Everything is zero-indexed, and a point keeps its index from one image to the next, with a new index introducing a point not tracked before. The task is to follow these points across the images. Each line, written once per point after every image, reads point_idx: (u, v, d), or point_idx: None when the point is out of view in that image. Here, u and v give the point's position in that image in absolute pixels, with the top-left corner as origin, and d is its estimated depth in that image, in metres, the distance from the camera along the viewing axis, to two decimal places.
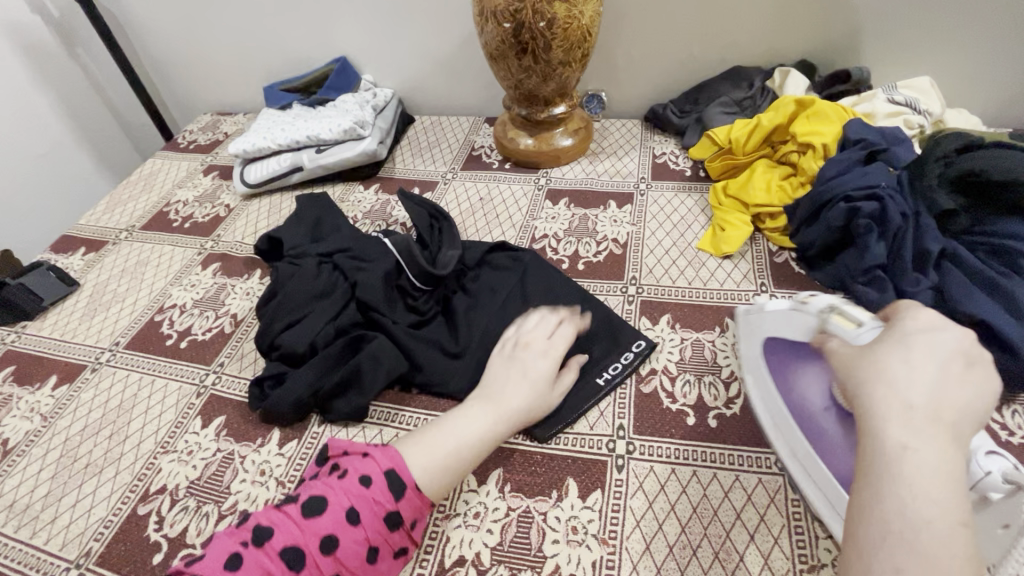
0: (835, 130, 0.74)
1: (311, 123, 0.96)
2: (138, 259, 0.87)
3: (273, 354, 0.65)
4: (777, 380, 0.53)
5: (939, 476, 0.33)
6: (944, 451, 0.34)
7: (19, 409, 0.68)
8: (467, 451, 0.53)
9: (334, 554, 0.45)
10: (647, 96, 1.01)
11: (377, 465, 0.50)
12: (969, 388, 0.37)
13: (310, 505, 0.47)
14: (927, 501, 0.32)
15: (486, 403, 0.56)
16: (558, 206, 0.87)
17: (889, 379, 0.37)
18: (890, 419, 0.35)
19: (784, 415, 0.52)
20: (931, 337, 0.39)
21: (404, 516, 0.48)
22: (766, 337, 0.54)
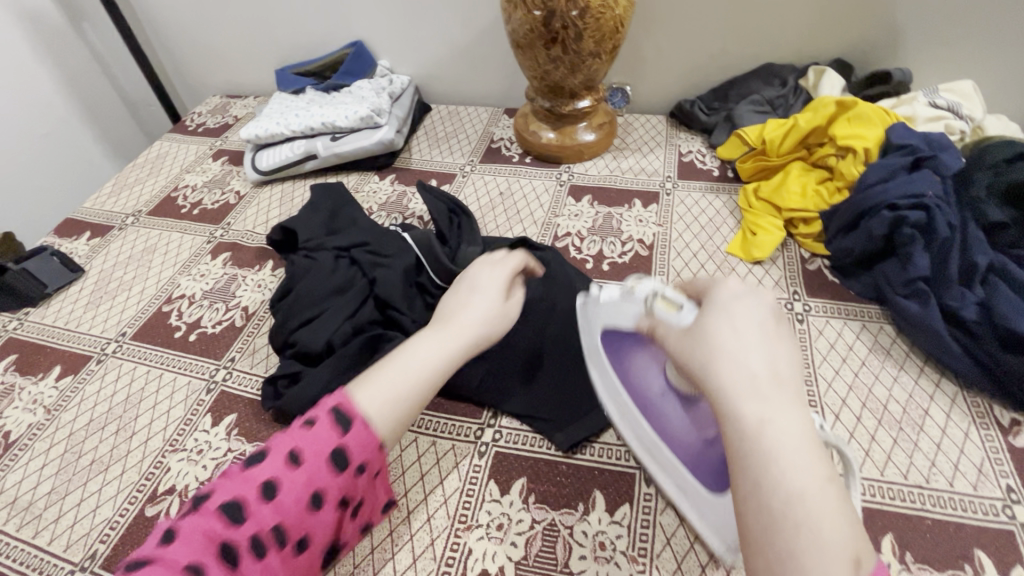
0: (877, 134, 0.71)
1: (326, 109, 0.93)
2: (146, 246, 0.84)
3: (287, 352, 0.63)
4: (618, 372, 0.52)
5: (800, 446, 0.31)
6: (796, 415, 0.32)
7: (22, 400, 0.66)
8: (423, 376, 0.47)
9: (276, 501, 0.39)
10: (674, 91, 0.98)
11: (320, 406, 0.43)
12: (790, 339, 0.36)
13: (252, 454, 0.41)
14: (798, 471, 0.30)
15: (437, 326, 0.50)
16: (581, 203, 0.84)
17: (726, 353, 0.34)
18: (740, 395, 0.33)
19: (627, 404, 0.51)
20: (744, 298, 0.37)
21: (352, 456, 0.42)
22: (601, 327, 0.52)
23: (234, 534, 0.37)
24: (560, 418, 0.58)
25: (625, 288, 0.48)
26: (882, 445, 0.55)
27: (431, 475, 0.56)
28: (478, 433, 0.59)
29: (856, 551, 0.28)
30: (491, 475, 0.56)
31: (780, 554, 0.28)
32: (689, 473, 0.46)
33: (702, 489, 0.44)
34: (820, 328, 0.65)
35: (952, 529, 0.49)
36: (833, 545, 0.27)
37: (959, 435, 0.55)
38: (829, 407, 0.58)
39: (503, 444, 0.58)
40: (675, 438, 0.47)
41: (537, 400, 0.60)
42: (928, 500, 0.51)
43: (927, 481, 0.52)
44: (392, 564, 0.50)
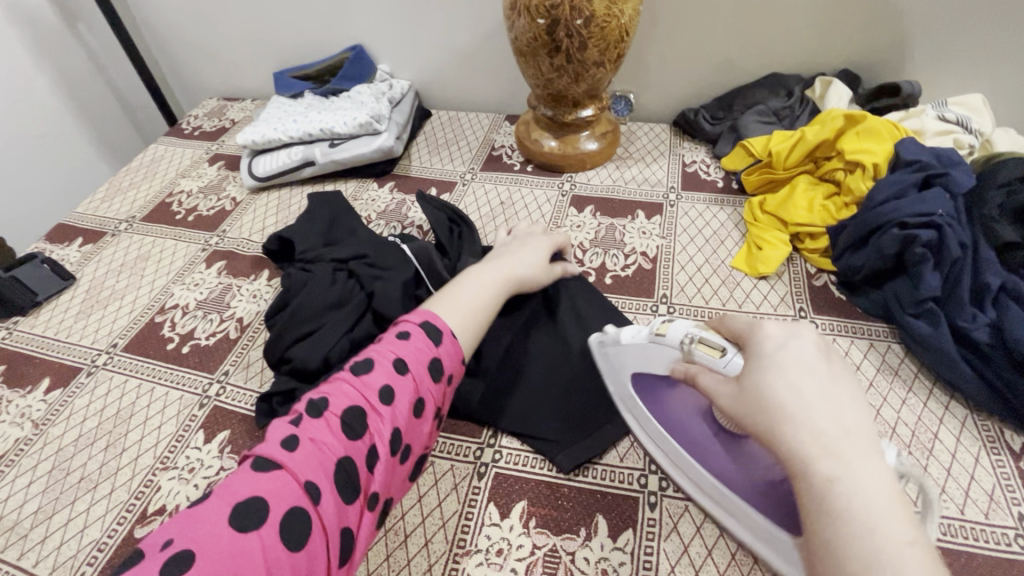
0: (886, 149, 0.70)
1: (325, 114, 0.91)
2: (139, 253, 0.83)
3: (282, 367, 0.61)
4: (658, 415, 0.51)
5: (879, 500, 0.32)
6: (870, 470, 0.33)
7: (9, 414, 0.64)
8: (488, 299, 0.58)
9: (392, 404, 0.47)
10: (679, 100, 0.97)
11: (412, 323, 0.53)
12: (846, 384, 0.37)
13: (359, 366, 0.49)
14: (884, 527, 0.31)
15: (493, 263, 0.63)
16: (584, 214, 0.83)
17: (789, 414, 0.35)
18: (810, 454, 0.34)
19: (675, 445, 0.50)
20: (795, 348, 0.38)
21: (443, 369, 0.51)
22: (631, 372, 0.52)
23: (356, 437, 0.45)
24: (562, 439, 0.56)
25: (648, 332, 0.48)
26: None
27: (429, 497, 0.55)
28: (478, 453, 0.58)
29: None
30: (490, 497, 0.54)
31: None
32: (752, 512, 0.44)
33: (776, 532, 0.42)
34: None
35: (963, 559, 0.48)
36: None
37: (970, 460, 0.53)
38: None
39: (504, 465, 0.56)
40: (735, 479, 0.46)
41: (539, 419, 0.58)
42: (939, 529, 0.49)
43: (938, 509, 0.51)
44: None
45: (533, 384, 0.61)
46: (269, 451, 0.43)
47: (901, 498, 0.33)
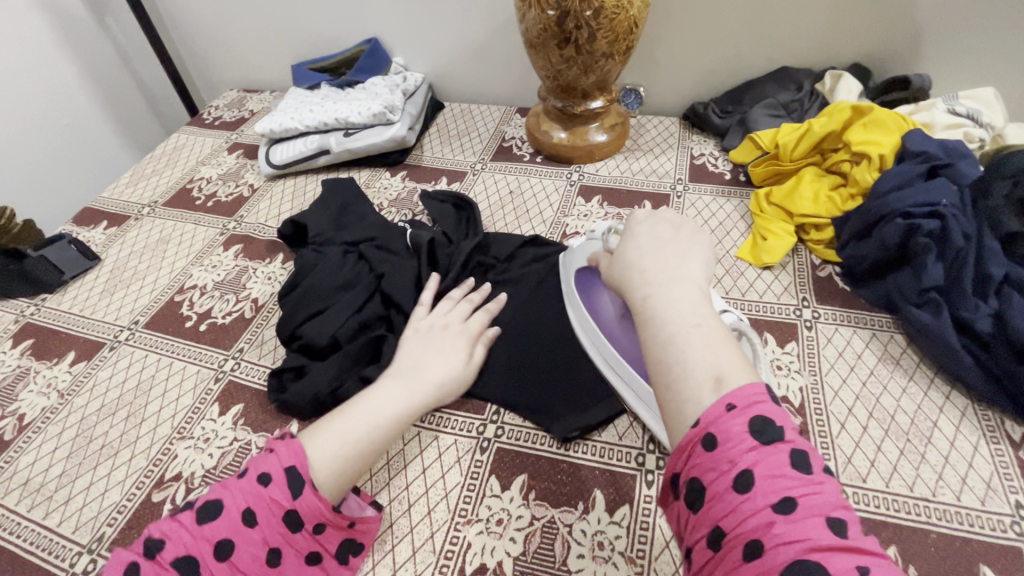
0: (894, 141, 0.70)
1: (340, 105, 0.94)
2: (160, 236, 0.86)
3: (294, 344, 0.64)
4: (589, 307, 0.62)
5: (678, 307, 0.40)
6: (678, 292, 0.41)
7: (36, 384, 0.67)
8: (380, 429, 0.51)
9: (230, 560, 0.42)
10: (689, 94, 0.97)
11: (278, 462, 0.46)
12: (686, 244, 0.47)
13: (204, 509, 0.43)
14: (672, 323, 0.39)
15: (402, 379, 0.56)
16: (591, 203, 0.84)
17: (628, 265, 0.46)
18: (637, 286, 0.44)
19: (595, 331, 0.60)
20: (647, 227, 0.49)
21: (306, 518, 0.45)
22: (576, 274, 0.65)
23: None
24: (562, 415, 0.58)
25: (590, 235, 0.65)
26: (888, 456, 0.54)
27: (432, 469, 0.56)
28: (481, 428, 0.59)
29: (723, 371, 0.36)
30: (492, 470, 0.56)
31: (667, 384, 0.37)
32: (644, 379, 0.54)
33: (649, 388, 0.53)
34: (828, 335, 0.64)
35: (957, 544, 0.48)
36: (700, 366, 0.36)
37: (968, 448, 0.54)
38: (835, 415, 0.57)
39: (506, 440, 0.58)
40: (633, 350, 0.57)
41: (540, 396, 0.60)
42: (935, 514, 0.50)
43: (933, 495, 0.51)
44: (391, 555, 0.51)
45: (536, 364, 0.62)
46: None
47: (710, 308, 0.41)
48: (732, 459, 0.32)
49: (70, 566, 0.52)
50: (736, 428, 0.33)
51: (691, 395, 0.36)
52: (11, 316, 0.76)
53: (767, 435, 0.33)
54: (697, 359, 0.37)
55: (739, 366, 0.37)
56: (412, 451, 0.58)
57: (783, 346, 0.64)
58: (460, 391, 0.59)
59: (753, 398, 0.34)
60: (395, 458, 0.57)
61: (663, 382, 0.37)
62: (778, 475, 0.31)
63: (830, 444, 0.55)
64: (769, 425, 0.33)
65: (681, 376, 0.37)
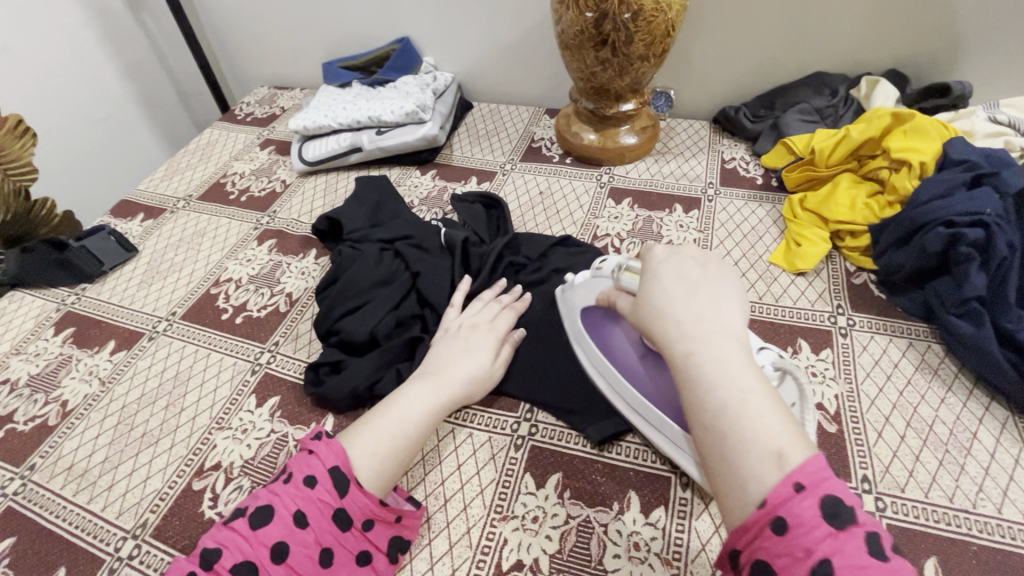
0: (935, 148, 0.69)
1: (373, 103, 0.95)
2: (195, 230, 0.87)
3: (331, 339, 0.65)
4: (602, 346, 0.58)
5: (726, 368, 0.38)
6: (721, 349, 0.39)
7: (78, 371, 0.69)
8: (412, 429, 0.53)
9: (287, 562, 0.44)
10: (721, 97, 0.97)
11: (321, 464, 0.48)
12: (715, 286, 0.44)
13: (255, 517, 0.45)
14: (722, 387, 0.37)
15: (429, 379, 0.57)
16: (621, 206, 0.84)
17: (658, 311, 0.43)
18: (672, 337, 0.41)
19: (614, 374, 0.57)
20: (671, 264, 0.46)
21: (353, 515, 0.47)
22: (580, 309, 0.61)
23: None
24: (595, 416, 0.58)
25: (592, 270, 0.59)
26: (926, 466, 0.53)
27: (467, 465, 0.57)
28: (515, 426, 0.60)
29: (783, 444, 0.35)
30: (527, 468, 0.56)
31: (722, 456, 0.36)
32: (673, 424, 0.52)
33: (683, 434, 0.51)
34: (864, 343, 0.64)
35: (1000, 556, 0.47)
36: (758, 440, 0.35)
37: (1009, 460, 0.53)
38: (872, 424, 0.57)
39: (540, 438, 0.58)
40: (662, 396, 0.53)
41: (573, 395, 0.60)
42: (976, 526, 0.49)
43: (974, 506, 0.51)
44: (428, 549, 0.51)
45: (569, 363, 0.63)
46: None
47: (756, 366, 0.39)
48: (806, 548, 0.31)
49: (115, 550, 0.53)
50: (809, 513, 0.32)
51: (753, 472, 0.34)
52: (53, 304, 0.78)
53: (842, 521, 0.32)
54: (756, 432, 0.35)
55: (796, 435, 0.35)
56: (446, 447, 0.58)
57: (817, 353, 0.63)
58: (488, 388, 0.60)
59: (817, 475, 0.33)
60: (430, 454, 0.58)
61: (718, 454, 0.36)
62: (860, 567, 0.30)
63: (867, 453, 0.55)
64: (840, 507, 0.32)
65: (739, 451, 0.35)
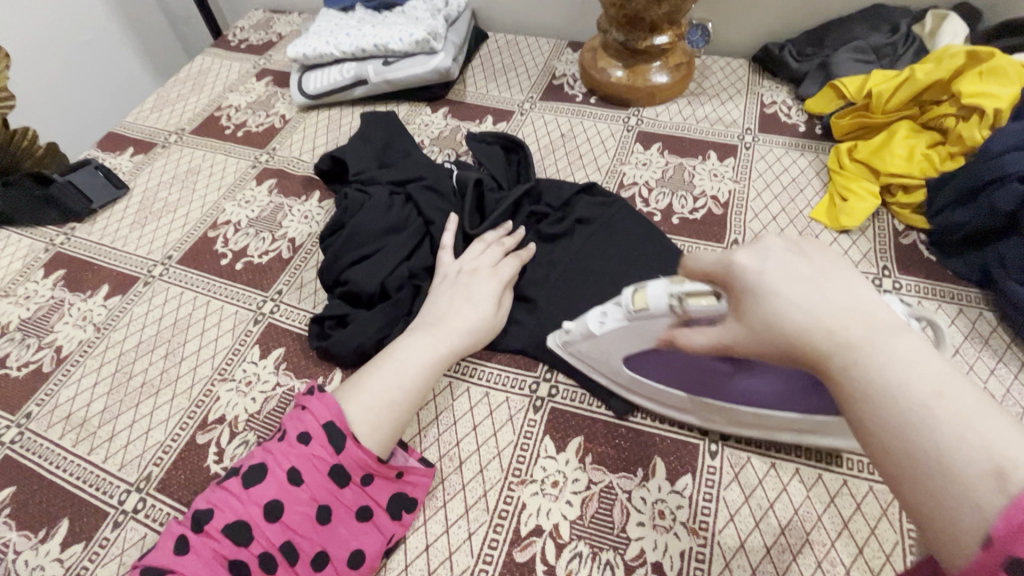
0: (1013, 94, 0.61)
1: (380, 29, 0.86)
2: (189, 167, 0.81)
3: (337, 290, 0.61)
4: (666, 383, 0.50)
5: (908, 374, 0.28)
6: (889, 352, 0.29)
7: (71, 316, 0.65)
8: (410, 383, 0.50)
9: (281, 520, 0.42)
10: (763, 32, 0.87)
11: (314, 419, 0.45)
12: (841, 275, 0.32)
13: (247, 475, 0.43)
14: (909, 400, 0.27)
15: (427, 330, 0.53)
16: (650, 151, 0.77)
17: (785, 318, 0.32)
18: (821, 353, 0.31)
19: (698, 401, 0.49)
20: (771, 262, 0.33)
21: (351, 471, 0.45)
22: (621, 359, 0.50)
23: (242, 552, 0.41)
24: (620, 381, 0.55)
25: (627, 311, 0.45)
26: None
27: (484, 426, 0.54)
28: (534, 386, 0.56)
29: (1005, 454, 0.24)
30: (546, 430, 0.53)
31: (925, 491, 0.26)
32: (794, 416, 0.46)
33: (813, 418, 0.46)
34: (911, 308, 0.59)
35: None
36: (969, 459, 0.25)
37: None
38: None
39: (560, 400, 0.55)
40: (767, 402, 0.46)
41: None
42: None
43: None
44: (443, 511, 0.49)
45: None
46: (158, 564, 0.40)
47: (942, 362, 0.29)
48: None
49: (119, 503, 0.51)
50: None
51: (973, 504, 0.24)
52: (41, 244, 0.73)
53: None
54: (971, 451, 0.25)
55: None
56: (461, 406, 0.55)
57: None
58: (490, 336, 0.57)
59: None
60: (444, 413, 0.55)
61: (920, 488, 0.26)
62: None
63: None
64: None
65: (950, 478, 0.25)
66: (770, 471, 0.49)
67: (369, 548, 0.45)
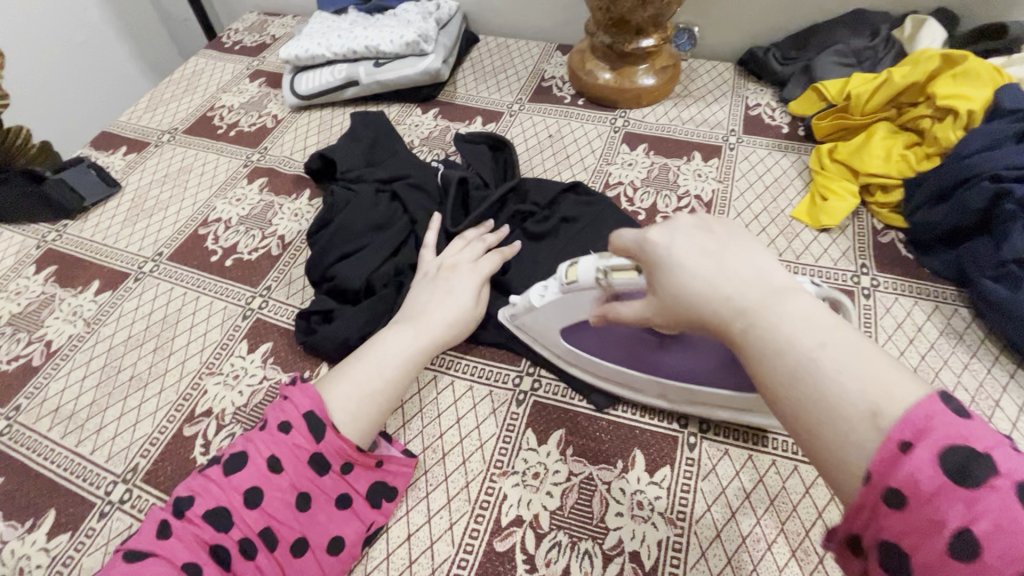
0: (986, 96, 0.63)
1: (371, 31, 0.87)
2: (182, 165, 0.82)
3: (323, 286, 0.61)
4: (603, 356, 0.52)
5: (795, 333, 0.32)
6: (781, 314, 0.32)
7: (62, 311, 0.66)
8: (392, 374, 0.51)
9: (261, 507, 0.43)
10: (748, 36, 0.89)
11: (295, 409, 0.46)
12: (740, 247, 0.36)
13: (228, 463, 0.44)
14: (794, 355, 0.31)
15: (409, 323, 0.54)
16: (636, 151, 0.79)
17: (694, 292, 0.35)
18: (723, 321, 0.34)
19: (635, 375, 0.52)
20: (677, 238, 0.37)
21: (331, 459, 0.46)
22: (560, 331, 0.53)
23: (222, 537, 0.42)
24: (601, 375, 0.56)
25: (561, 285, 0.49)
26: None
27: (467, 419, 0.55)
28: (517, 380, 0.57)
29: (879, 397, 0.28)
30: (529, 423, 0.54)
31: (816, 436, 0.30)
32: (721, 391, 0.49)
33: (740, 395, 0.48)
34: (888, 305, 0.60)
35: None
36: (846, 403, 0.29)
37: None
38: None
39: (542, 394, 0.56)
40: (698, 375, 0.49)
41: None
42: None
43: None
44: (426, 502, 0.50)
45: None
46: (139, 549, 0.40)
47: (828, 319, 0.32)
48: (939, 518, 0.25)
49: (106, 494, 0.52)
50: (928, 473, 0.25)
51: (850, 442, 0.28)
52: (33, 241, 0.74)
53: (971, 474, 0.25)
54: (848, 394, 0.29)
55: (896, 375, 0.29)
56: (445, 400, 0.56)
57: None
58: (472, 329, 0.58)
59: (923, 418, 0.26)
60: (428, 406, 0.56)
61: (811, 433, 0.30)
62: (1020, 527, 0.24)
63: None
64: (964, 454, 0.25)
65: (831, 421, 0.29)
66: (747, 462, 0.50)
67: (349, 535, 0.46)
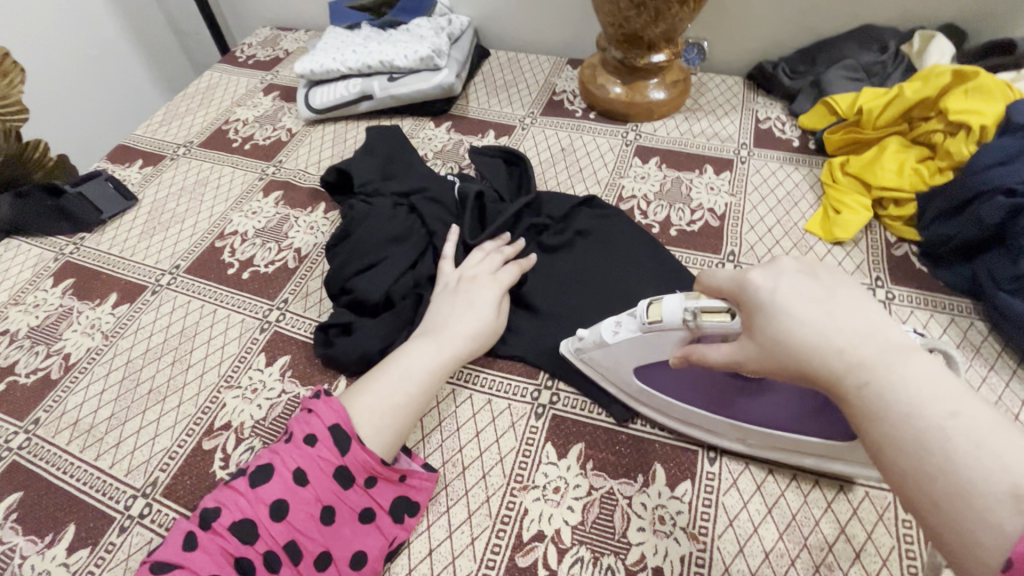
0: (998, 110, 0.64)
1: (385, 46, 0.88)
2: (197, 178, 0.83)
3: (341, 299, 0.62)
4: (678, 396, 0.50)
5: (917, 395, 0.31)
6: (899, 374, 0.32)
7: (80, 323, 0.66)
8: (414, 388, 0.51)
9: (286, 520, 0.43)
10: (757, 50, 0.90)
11: (321, 423, 0.46)
12: (852, 299, 0.36)
13: (255, 475, 0.44)
14: (917, 417, 0.30)
15: (429, 337, 0.54)
16: (649, 165, 0.79)
17: (802, 340, 0.35)
18: (834, 375, 0.34)
19: (712, 417, 0.50)
20: (784, 284, 0.37)
21: (355, 472, 0.46)
22: (632, 369, 0.51)
23: (247, 550, 0.41)
24: None
25: (641, 324, 0.47)
26: None
27: (486, 433, 0.55)
28: (535, 394, 0.57)
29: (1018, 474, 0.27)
30: (548, 437, 0.54)
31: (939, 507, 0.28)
32: (808, 437, 0.47)
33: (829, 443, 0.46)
34: (904, 318, 0.60)
35: None
36: (981, 477, 0.27)
37: None
38: None
39: (561, 407, 0.56)
40: (784, 420, 0.47)
41: None
42: None
43: None
44: (446, 517, 0.50)
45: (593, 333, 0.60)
46: (166, 561, 0.40)
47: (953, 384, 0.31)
48: None
49: (126, 508, 0.52)
50: None
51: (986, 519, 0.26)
52: (50, 253, 0.75)
53: None
54: (982, 469, 0.27)
55: None
56: (464, 413, 0.56)
57: None
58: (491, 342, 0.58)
59: None
60: (447, 419, 0.56)
61: (934, 504, 0.29)
62: None
63: None
64: None
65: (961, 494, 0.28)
66: (769, 477, 0.50)
67: (371, 550, 0.46)
